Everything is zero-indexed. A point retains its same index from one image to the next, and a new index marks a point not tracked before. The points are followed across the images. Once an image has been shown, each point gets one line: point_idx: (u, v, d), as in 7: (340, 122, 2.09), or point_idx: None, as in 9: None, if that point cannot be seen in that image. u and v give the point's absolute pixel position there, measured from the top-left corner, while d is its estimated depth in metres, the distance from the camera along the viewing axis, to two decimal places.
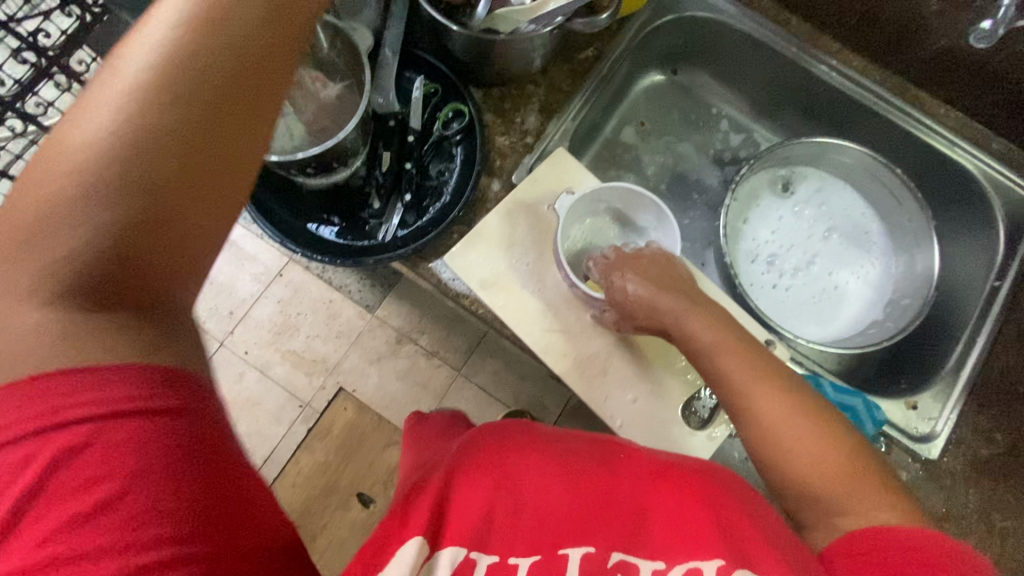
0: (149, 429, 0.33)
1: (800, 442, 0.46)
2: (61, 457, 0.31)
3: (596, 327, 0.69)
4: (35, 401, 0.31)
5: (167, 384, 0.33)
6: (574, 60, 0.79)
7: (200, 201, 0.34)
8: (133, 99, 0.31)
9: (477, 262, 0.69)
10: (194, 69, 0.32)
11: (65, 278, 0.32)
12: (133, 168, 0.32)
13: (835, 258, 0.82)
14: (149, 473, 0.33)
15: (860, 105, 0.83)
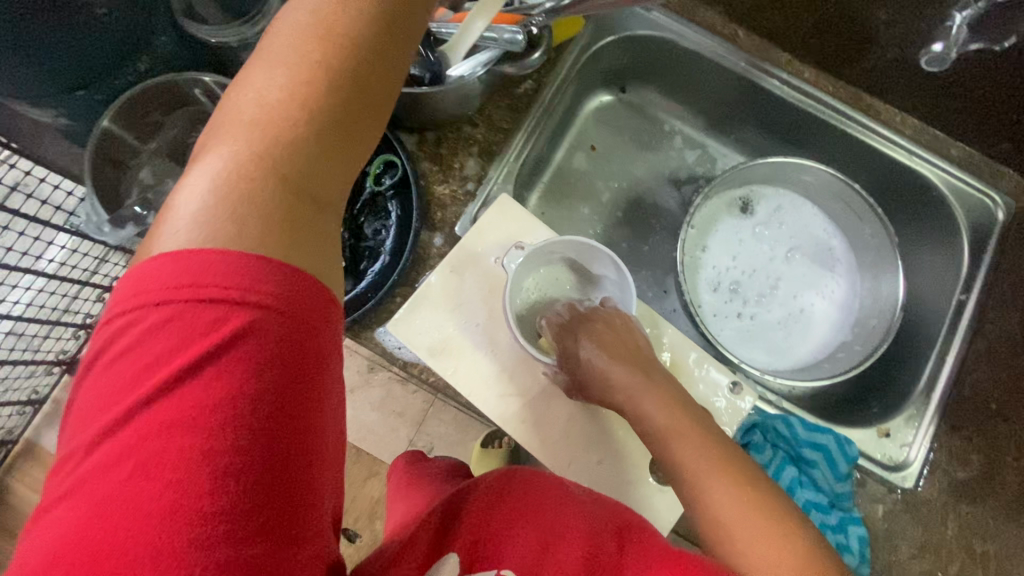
0: (290, 351, 0.31)
1: (759, 548, 0.44)
2: (194, 352, 0.29)
3: (554, 386, 0.65)
4: (174, 280, 0.30)
5: (296, 354, 0.31)
6: (512, 95, 0.74)
7: (334, 135, 0.33)
8: (294, 73, 0.32)
9: (423, 328, 0.65)
10: (345, 50, 0.33)
11: (213, 239, 0.30)
12: (281, 135, 0.32)
13: (800, 280, 0.79)
14: (272, 397, 0.31)
15: (814, 117, 0.79)
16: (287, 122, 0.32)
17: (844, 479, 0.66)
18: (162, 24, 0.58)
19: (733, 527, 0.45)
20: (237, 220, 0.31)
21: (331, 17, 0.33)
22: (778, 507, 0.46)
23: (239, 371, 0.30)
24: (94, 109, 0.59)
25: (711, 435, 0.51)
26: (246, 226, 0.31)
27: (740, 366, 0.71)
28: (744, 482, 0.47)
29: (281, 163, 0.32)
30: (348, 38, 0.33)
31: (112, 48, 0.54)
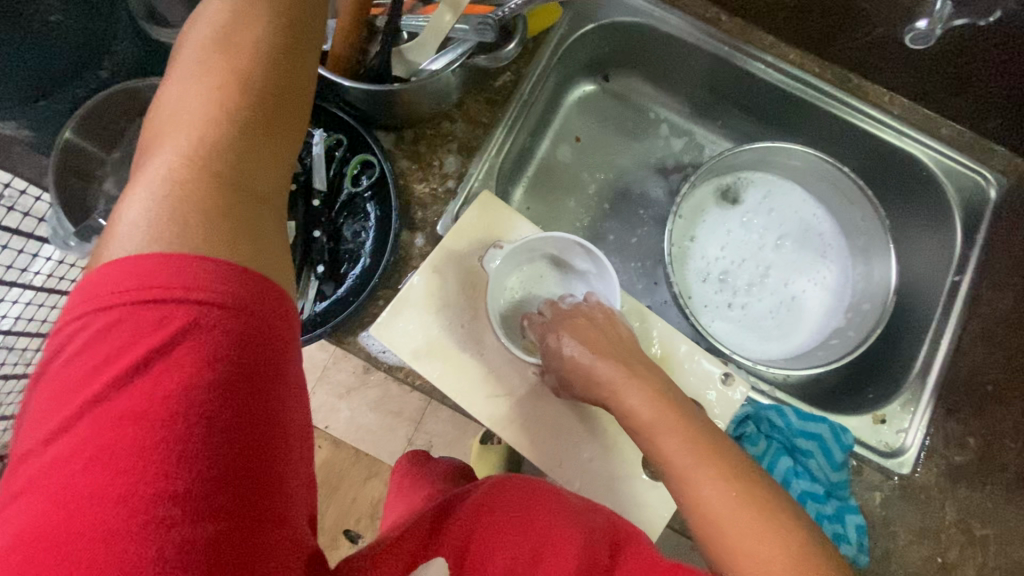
0: (240, 338, 0.31)
1: (750, 553, 0.43)
2: (146, 347, 0.29)
3: (543, 385, 0.64)
4: (126, 279, 0.29)
5: (246, 340, 0.31)
6: (490, 88, 0.72)
7: (264, 131, 0.34)
8: (211, 78, 0.33)
9: (406, 331, 0.64)
10: (260, 54, 0.34)
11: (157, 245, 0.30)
12: (213, 136, 0.32)
13: (790, 266, 0.78)
14: (227, 384, 0.30)
15: (800, 100, 0.78)
16: (217, 125, 0.33)
17: (840, 469, 0.65)
18: (123, 34, 0.56)
19: (723, 531, 0.45)
20: (181, 220, 0.31)
21: (241, 26, 0.34)
22: (771, 509, 0.45)
23: (192, 360, 0.29)
24: (55, 121, 0.57)
25: (701, 436, 0.49)
26: (189, 224, 0.31)
27: (732, 357, 0.70)
28: (736, 485, 0.46)
29: (218, 162, 0.32)
30: (261, 41, 0.34)
31: (68, 58, 0.53)
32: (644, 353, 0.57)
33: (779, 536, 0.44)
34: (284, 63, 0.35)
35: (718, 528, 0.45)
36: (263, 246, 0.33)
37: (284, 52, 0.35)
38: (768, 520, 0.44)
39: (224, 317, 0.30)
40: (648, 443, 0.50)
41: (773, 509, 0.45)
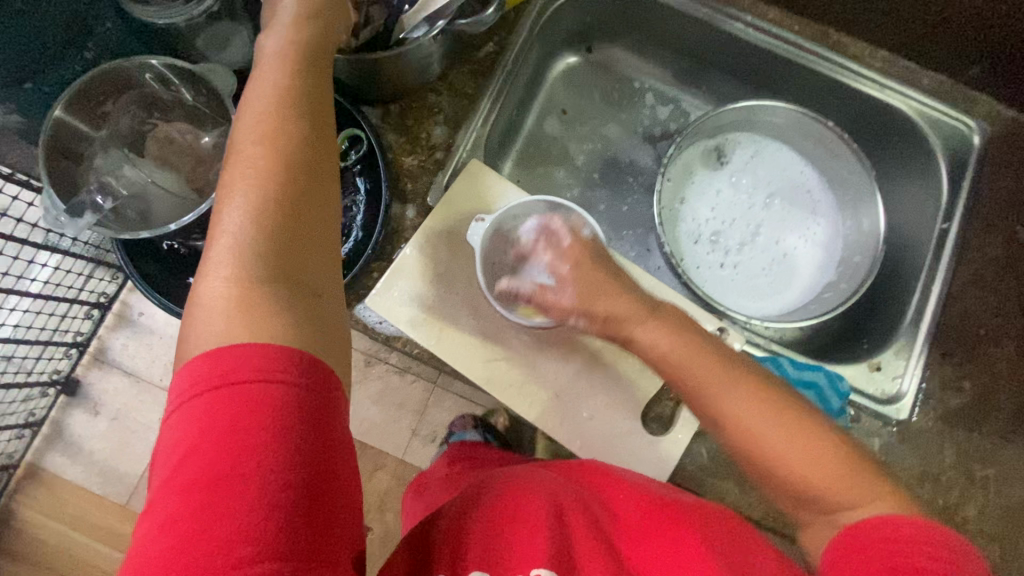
0: (307, 404, 0.36)
1: (789, 448, 0.48)
2: (226, 417, 0.34)
3: (541, 347, 0.65)
4: (213, 360, 0.35)
5: (307, 397, 0.36)
6: (475, 59, 0.72)
7: (309, 175, 0.43)
8: (263, 140, 0.43)
9: (403, 300, 0.65)
10: (296, 115, 0.44)
11: (245, 284, 0.38)
12: (274, 189, 0.41)
13: (781, 224, 0.78)
14: (297, 446, 0.35)
15: (784, 59, 0.78)
16: (276, 180, 0.42)
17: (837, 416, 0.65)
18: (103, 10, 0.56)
19: (758, 433, 0.50)
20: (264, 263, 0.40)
21: (276, 96, 0.45)
22: (792, 407, 0.50)
23: (265, 427, 0.35)
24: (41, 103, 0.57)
25: (721, 356, 0.54)
26: (258, 287, 0.39)
27: (727, 313, 0.70)
28: (752, 388, 0.51)
29: (282, 209, 0.41)
30: (293, 154, 0.43)
31: (49, 35, 0.52)
32: (637, 308, 0.58)
33: (808, 429, 0.49)
34: (310, 168, 0.43)
35: (755, 430, 0.50)
36: (319, 320, 0.40)
37: (307, 129, 0.44)
38: (789, 411, 0.50)
39: (292, 387, 0.36)
40: (674, 372, 0.55)
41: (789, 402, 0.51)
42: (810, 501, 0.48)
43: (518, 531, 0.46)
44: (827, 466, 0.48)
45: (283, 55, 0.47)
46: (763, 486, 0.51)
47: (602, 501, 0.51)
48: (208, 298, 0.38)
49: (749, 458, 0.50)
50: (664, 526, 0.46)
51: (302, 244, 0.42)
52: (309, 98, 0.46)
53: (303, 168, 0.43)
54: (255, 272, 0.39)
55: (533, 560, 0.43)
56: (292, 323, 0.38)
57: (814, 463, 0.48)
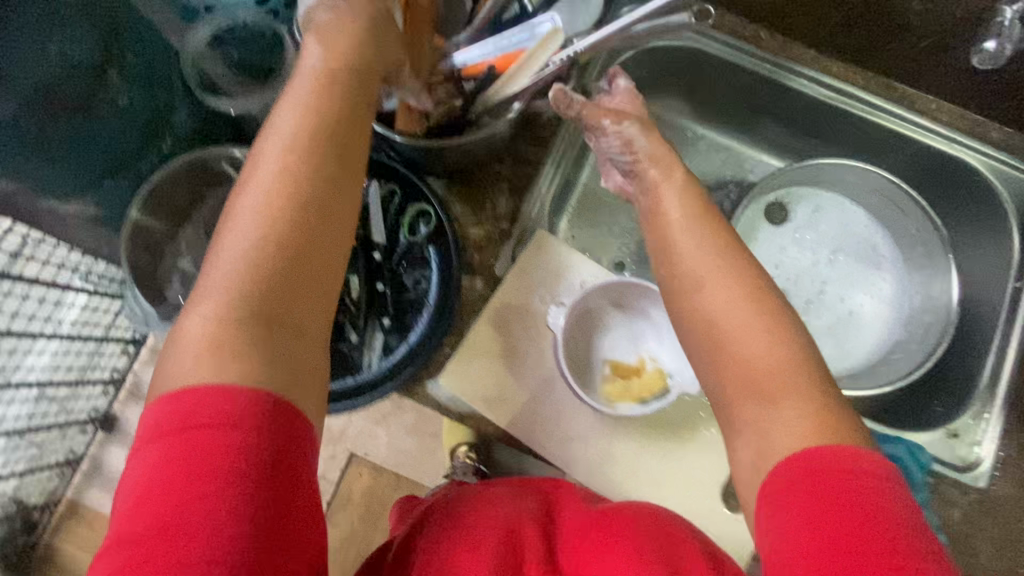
0: (268, 446, 0.37)
1: (769, 383, 0.43)
2: (184, 459, 0.35)
3: (615, 424, 0.64)
4: (180, 403, 0.36)
5: (267, 442, 0.37)
6: (537, 124, 0.71)
7: (318, 218, 0.42)
8: (276, 178, 0.41)
9: (479, 379, 0.65)
10: (314, 153, 0.43)
11: (228, 322, 0.39)
12: (276, 230, 0.41)
13: (847, 282, 0.77)
14: (252, 480, 0.36)
15: (847, 113, 0.77)
16: (277, 220, 0.41)
17: (918, 487, 0.65)
18: (163, 96, 0.56)
19: (753, 365, 0.43)
20: (245, 301, 0.39)
21: (301, 130, 0.43)
22: (800, 356, 0.43)
23: (226, 463, 0.35)
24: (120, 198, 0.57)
25: (749, 276, 0.46)
26: (240, 327, 0.39)
27: None
28: (772, 322, 0.44)
29: (277, 248, 0.40)
30: (304, 195, 0.42)
31: None
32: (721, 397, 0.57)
33: (799, 377, 0.43)
34: (320, 209, 0.42)
35: (742, 348, 0.44)
36: (300, 368, 0.40)
37: (324, 168, 0.43)
38: (798, 357, 0.43)
39: (257, 428, 0.37)
40: (679, 272, 0.49)
41: (801, 349, 0.44)
42: (768, 423, 0.42)
43: (467, 550, 0.47)
44: (797, 415, 0.41)
45: (314, 93, 0.45)
46: (719, 381, 0.45)
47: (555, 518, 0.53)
48: (189, 330, 0.39)
49: (723, 368, 0.45)
50: (604, 538, 0.48)
51: (294, 289, 0.41)
52: (332, 136, 0.44)
53: (316, 209, 0.42)
54: (232, 312, 0.39)
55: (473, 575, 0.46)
56: (265, 374, 0.38)
57: (790, 406, 0.41)
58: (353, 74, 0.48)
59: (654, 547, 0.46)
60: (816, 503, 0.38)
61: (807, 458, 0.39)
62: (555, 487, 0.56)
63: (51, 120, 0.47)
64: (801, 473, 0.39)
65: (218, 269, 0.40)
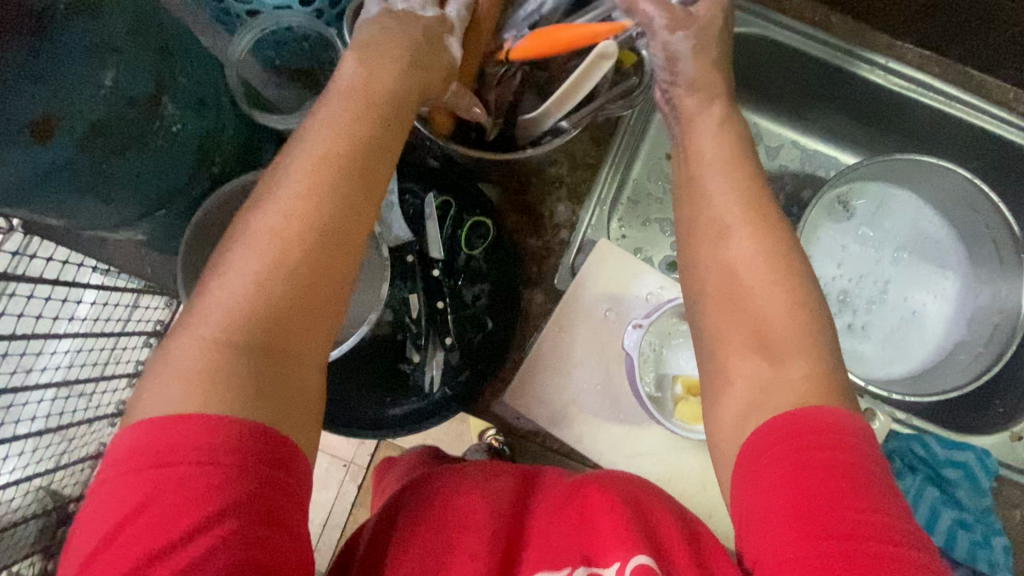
0: (261, 468, 0.34)
1: (756, 315, 0.42)
2: (162, 488, 0.33)
3: (682, 439, 0.63)
4: (155, 427, 0.34)
5: (255, 470, 0.34)
6: (595, 123, 0.67)
7: (328, 239, 0.39)
8: (296, 198, 0.39)
9: (544, 395, 0.63)
10: (339, 173, 0.40)
11: (225, 342, 0.36)
12: (288, 250, 0.38)
13: (909, 280, 0.76)
14: (238, 509, 0.33)
15: (919, 104, 0.72)
16: (289, 238, 0.38)
17: (984, 492, 0.65)
18: (226, 121, 0.51)
19: (750, 292, 0.42)
20: (245, 321, 0.37)
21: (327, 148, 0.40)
22: (798, 284, 0.42)
23: (213, 485, 0.33)
24: (173, 223, 0.54)
25: (768, 224, 0.45)
26: (238, 349, 0.36)
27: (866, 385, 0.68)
28: (782, 254, 0.43)
29: (283, 267, 0.38)
30: (321, 217, 0.39)
31: (185, 165, 0.49)
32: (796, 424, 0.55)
33: (797, 310, 0.41)
34: (332, 238, 0.39)
35: (738, 277, 0.43)
36: (301, 404, 0.38)
37: (345, 187, 0.40)
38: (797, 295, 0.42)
39: (251, 453, 0.34)
40: (700, 215, 0.47)
41: (804, 289, 0.42)
42: (746, 352, 0.41)
43: (445, 553, 0.42)
44: (787, 370, 0.39)
45: (344, 112, 0.41)
46: (712, 326, 0.44)
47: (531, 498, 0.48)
48: (179, 345, 0.36)
49: (726, 301, 0.43)
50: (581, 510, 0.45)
51: (298, 314, 0.38)
52: (355, 163, 0.41)
53: (330, 238, 0.39)
54: (228, 332, 0.36)
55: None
56: (264, 403, 0.35)
57: (785, 335, 0.40)
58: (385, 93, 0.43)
59: (632, 514, 0.43)
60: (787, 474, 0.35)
61: (779, 427, 0.37)
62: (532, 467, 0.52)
63: (123, 157, 0.42)
64: (768, 446, 0.37)
65: (221, 283, 0.38)
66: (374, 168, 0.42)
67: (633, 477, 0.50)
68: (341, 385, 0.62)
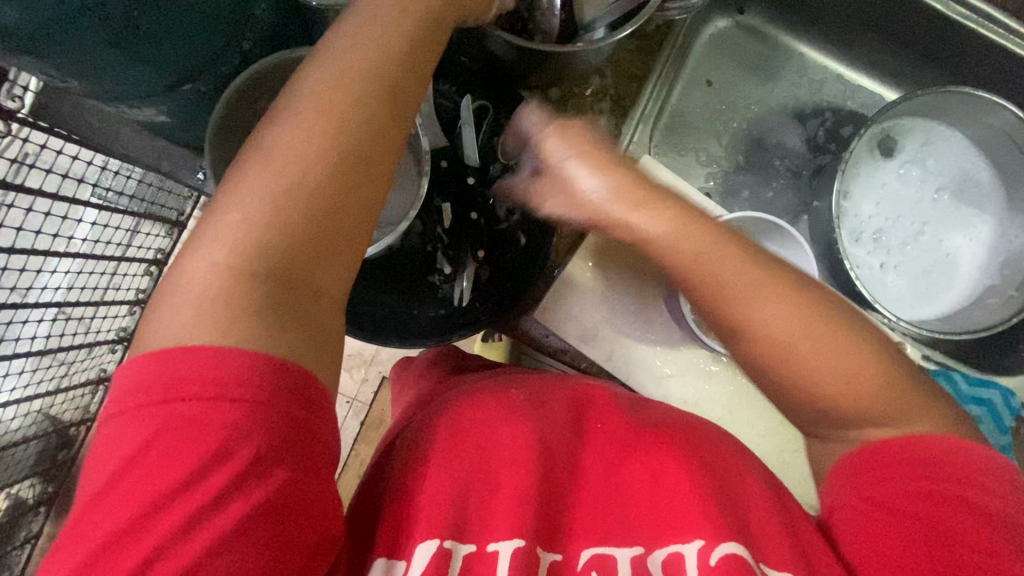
0: (285, 401, 0.31)
1: (834, 387, 0.39)
2: (172, 429, 0.29)
3: (711, 364, 0.62)
4: (164, 363, 0.29)
5: (279, 415, 0.30)
6: (642, 35, 0.64)
7: (358, 161, 0.34)
8: (322, 107, 0.34)
9: (575, 314, 0.62)
10: (373, 86, 0.35)
11: (243, 271, 0.31)
12: (311, 168, 0.33)
13: (944, 222, 0.74)
14: (260, 455, 0.30)
15: (978, 37, 0.68)
16: (313, 154, 0.33)
17: (1005, 430, 0.65)
18: None
19: (820, 371, 0.39)
20: (264, 248, 0.32)
21: (359, 56, 0.35)
22: (832, 326, 0.39)
23: (232, 429, 0.29)
24: (197, 103, 0.51)
25: (759, 258, 0.41)
26: (258, 278, 0.31)
27: (897, 321, 0.67)
28: (808, 305, 0.40)
29: (305, 189, 0.33)
30: (352, 134, 0.34)
31: (218, 34, 0.45)
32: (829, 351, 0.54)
33: (862, 357, 0.39)
34: (364, 166, 0.34)
35: (801, 364, 0.39)
36: (332, 346, 0.34)
37: (379, 101, 0.35)
38: (844, 345, 0.39)
39: (272, 388, 0.30)
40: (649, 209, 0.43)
41: (847, 326, 0.40)
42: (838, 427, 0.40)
43: (486, 499, 0.40)
44: (853, 368, 0.39)
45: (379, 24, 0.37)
46: (751, 356, 0.41)
47: (585, 428, 0.46)
48: (186, 261, 0.32)
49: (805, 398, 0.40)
50: (653, 468, 0.42)
51: (324, 243, 0.33)
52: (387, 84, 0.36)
53: (361, 161, 0.34)
54: (243, 258, 0.31)
55: (491, 532, 0.38)
56: (285, 335, 0.31)
57: (871, 399, 0.39)
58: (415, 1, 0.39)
59: (715, 485, 0.40)
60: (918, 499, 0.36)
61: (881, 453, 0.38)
62: (585, 391, 0.50)
63: (154, 7, 0.38)
64: (869, 471, 0.39)
65: (230, 203, 0.32)
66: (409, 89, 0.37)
67: (708, 427, 0.48)
68: (375, 293, 0.61)
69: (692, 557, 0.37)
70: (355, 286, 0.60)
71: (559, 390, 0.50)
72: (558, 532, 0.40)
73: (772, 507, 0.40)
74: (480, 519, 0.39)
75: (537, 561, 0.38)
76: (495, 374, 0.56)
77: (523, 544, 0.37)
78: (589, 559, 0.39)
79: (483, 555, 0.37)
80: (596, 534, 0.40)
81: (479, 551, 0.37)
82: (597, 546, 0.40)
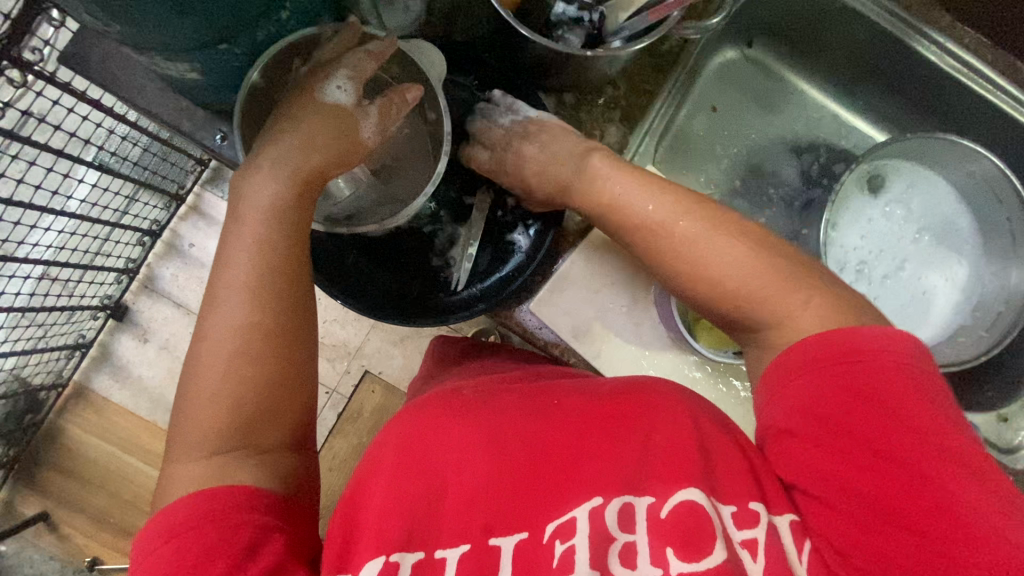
0: (236, 506, 0.40)
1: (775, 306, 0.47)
2: (159, 561, 0.38)
3: (694, 368, 0.65)
4: (156, 520, 0.40)
5: (227, 524, 0.39)
6: (658, 52, 0.68)
7: (284, 289, 0.46)
8: (255, 247, 0.46)
9: (569, 310, 0.64)
10: (290, 220, 0.48)
11: (197, 400, 0.43)
12: (251, 301, 0.45)
13: (925, 261, 0.79)
14: (214, 561, 0.37)
15: (966, 90, 0.72)
16: (241, 302, 0.45)
17: None
18: None
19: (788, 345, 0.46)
20: (211, 379, 0.43)
21: (278, 201, 0.47)
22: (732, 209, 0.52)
23: (193, 542, 0.38)
24: (224, 67, 0.52)
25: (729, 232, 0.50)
26: (204, 406, 0.43)
27: None
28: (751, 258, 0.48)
29: (243, 319, 0.45)
30: (276, 267, 0.46)
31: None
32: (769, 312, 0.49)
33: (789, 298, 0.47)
34: (275, 346, 0.45)
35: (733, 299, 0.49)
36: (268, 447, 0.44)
37: (296, 229, 0.48)
38: (812, 294, 0.47)
39: (226, 499, 0.40)
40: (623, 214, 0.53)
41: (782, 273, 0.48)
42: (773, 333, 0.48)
43: (433, 500, 0.42)
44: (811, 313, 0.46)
45: (264, 224, 0.47)
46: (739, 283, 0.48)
47: (542, 406, 0.47)
48: (179, 403, 0.44)
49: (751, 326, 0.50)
50: (604, 438, 0.44)
51: (249, 353, 0.44)
52: (282, 262, 0.47)
53: (280, 281, 0.46)
54: (198, 389, 0.43)
55: (439, 539, 0.41)
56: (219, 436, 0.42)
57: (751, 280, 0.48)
58: (283, 200, 0.48)
59: (669, 431, 0.43)
60: (843, 389, 0.41)
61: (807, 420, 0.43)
62: (541, 384, 0.51)
63: None
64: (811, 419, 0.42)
65: (199, 342, 0.45)
66: (299, 270, 0.48)
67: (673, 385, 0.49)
68: (386, 274, 0.64)
69: (642, 508, 0.41)
70: (367, 265, 0.63)
71: (541, 385, 0.51)
72: (511, 515, 0.41)
73: (741, 478, 0.42)
74: (425, 530, 0.41)
75: (490, 554, 0.40)
76: (454, 381, 0.58)
77: (470, 548, 0.40)
78: (552, 529, 0.40)
79: (428, 562, 0.40)
80: (555, 505, 0.41)
81: (428, 558, 0.40)
82: (558, 514, 0.41)
